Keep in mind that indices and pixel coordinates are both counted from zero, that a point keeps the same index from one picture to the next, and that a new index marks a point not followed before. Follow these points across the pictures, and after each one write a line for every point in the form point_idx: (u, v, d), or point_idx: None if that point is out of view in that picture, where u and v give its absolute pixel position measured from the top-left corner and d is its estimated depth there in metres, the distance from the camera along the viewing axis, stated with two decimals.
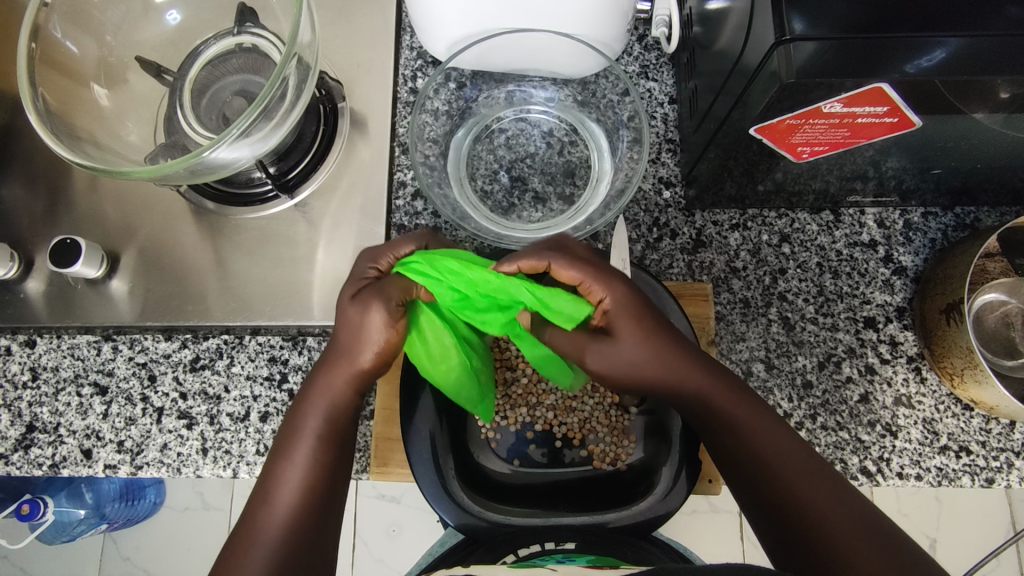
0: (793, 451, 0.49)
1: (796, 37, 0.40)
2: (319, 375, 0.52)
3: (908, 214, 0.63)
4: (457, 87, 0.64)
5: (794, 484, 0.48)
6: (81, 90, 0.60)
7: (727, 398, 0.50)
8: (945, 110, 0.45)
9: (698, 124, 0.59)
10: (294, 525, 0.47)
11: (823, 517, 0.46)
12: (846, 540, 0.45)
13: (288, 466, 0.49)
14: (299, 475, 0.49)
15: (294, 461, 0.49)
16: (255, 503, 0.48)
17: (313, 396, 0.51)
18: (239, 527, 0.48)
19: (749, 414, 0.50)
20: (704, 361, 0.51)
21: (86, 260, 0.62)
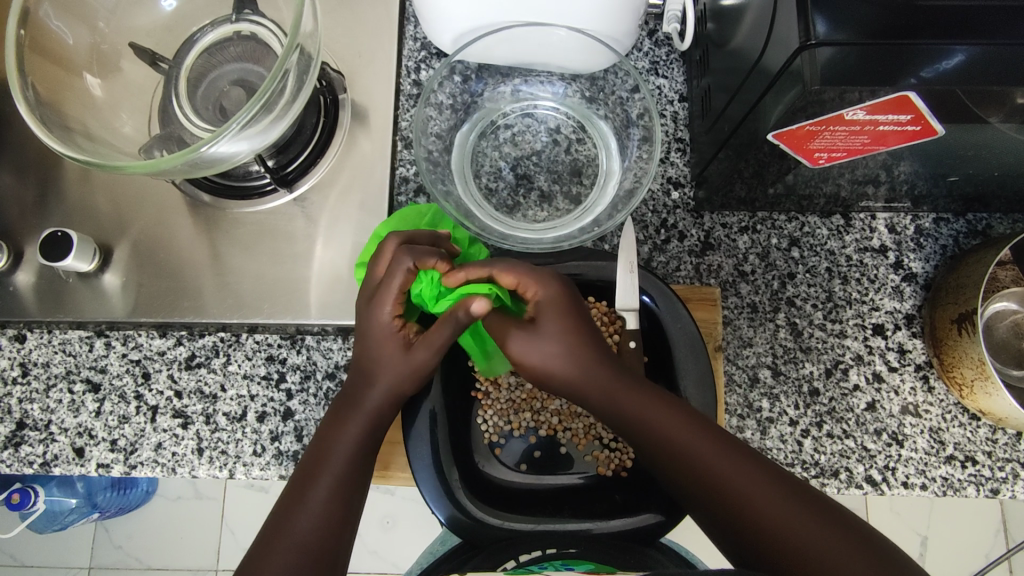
0: (724, 442, 0.46)
1: (820, 42, 0.38)
2: (371, 328, 0.52)
3: (920, 220, 0.62)
4: (462, 81, 0.62)
5: (719, 468, 0.45)
6: (72, 78, 0.58)
7: (629, 398, 0.49)
8: (964, 119, 0.44)
9: (710, 124, 0.58)
10: (351, 465, 0.49)
11: (751, 498, 0.43)
12: (790, 527, 0.41)
13: (352, 416, 0.51)
14: (361, 423, 0.51)
15: (357, 411, 0.51)
16: (316, 452, 0.50)
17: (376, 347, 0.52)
18: (300, 468, 0.50)
19: (672, 411, 0.48)
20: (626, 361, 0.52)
21: (78, 253, 0.60)
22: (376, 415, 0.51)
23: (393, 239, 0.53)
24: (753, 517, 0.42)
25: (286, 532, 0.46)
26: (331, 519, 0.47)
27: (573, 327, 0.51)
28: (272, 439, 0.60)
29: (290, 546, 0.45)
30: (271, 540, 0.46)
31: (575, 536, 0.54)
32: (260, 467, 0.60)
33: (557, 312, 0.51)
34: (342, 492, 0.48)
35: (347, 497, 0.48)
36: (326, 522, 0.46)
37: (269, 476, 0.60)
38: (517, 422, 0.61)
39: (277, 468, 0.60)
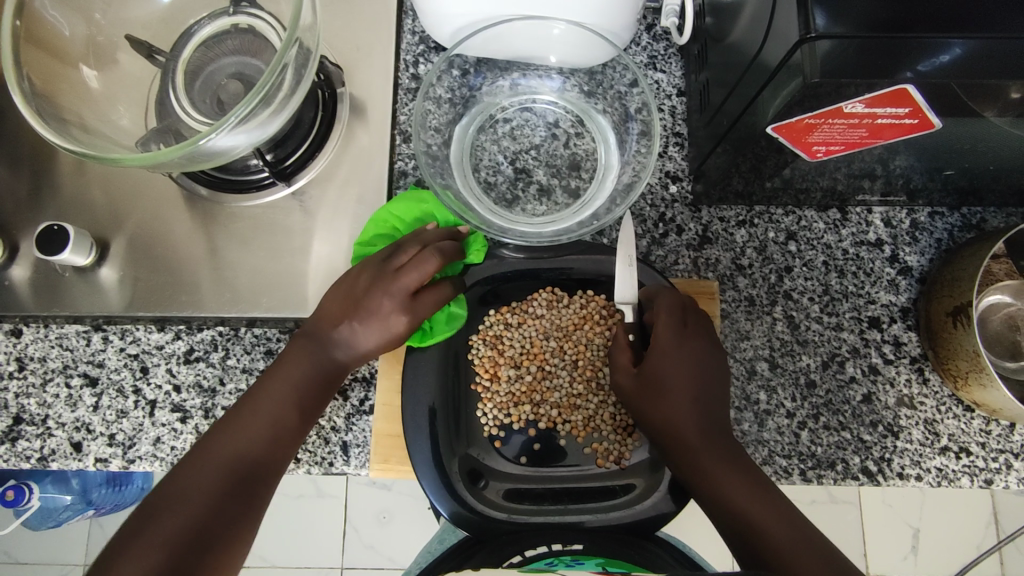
0: (751, 481, 0.49)
1: (819, 35, 0.39)
2: (370, 313, 0.54)
3: (915, 213, 0.62)
4: (461, 75, 0.62)
5: (768, 527, 0.47)
6: (68, 70, 0.58)
7: (705, 446, 0.50)
8: (960, 112, 0.44)
9: (708, 118, 0.58)
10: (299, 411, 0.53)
11: (796, 563, 0.45)
12: (806, 569, 0.44)
13: (310, 363, 0.54)
14: (317, 370, 0.54)
15: (317, 362, 0.55)
16: (264, 383, 0.54)
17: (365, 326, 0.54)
18: (249, 393, 0.54)
19: (716, 454, 0.50)
20: (699, 398, 0.52)
21: (75, 247, 0.60)
22: (331, 369, 0.55)
23: (417, 246, 0.56)
24: (771, 550, 0.46)
25: (224, 445, 0.50)
26: (271, 453, 0.51)
27: (703, 376, 0.53)
28: None
29: (217, 460, 0.49)
30: (195, 462, 0.49)
31: (577, 531, 0.54)
32: None
33: (681, 357, 0.53)
34: (278, 430, 0.52)
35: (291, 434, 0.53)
36: (267, 455, 0.51)
37: None
38: (517, 415, 0.62)
39: None
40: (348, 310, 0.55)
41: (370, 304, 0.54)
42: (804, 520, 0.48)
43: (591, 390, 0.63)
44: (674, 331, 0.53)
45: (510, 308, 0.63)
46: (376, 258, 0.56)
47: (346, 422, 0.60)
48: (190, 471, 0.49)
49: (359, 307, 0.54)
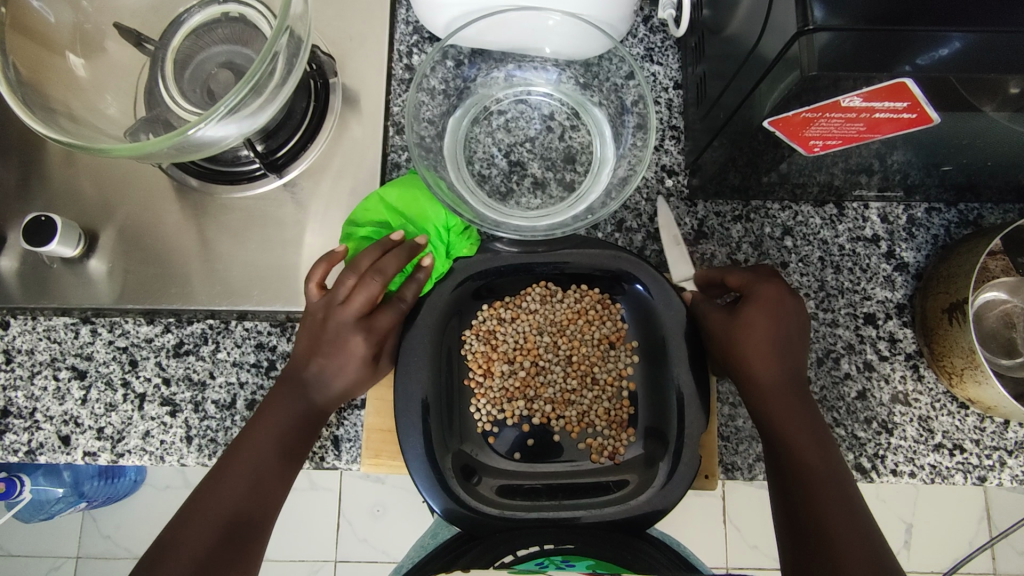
0: (823, 450, 0.51)
1: (818, 27, 0.38)
2: (343, 350, 0.54)
3: (912, 209, 0.62)
4: (455, 66, 0.61)
5: (819, 484, 0.49)
6: (55, 58, 0.57)
7: (785, 392, 0.52)
8: (959, 107, 0.44)
9: (705, 112, 0.57)
10: (279, 458, 0.52)
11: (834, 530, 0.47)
12: (840, 537, 0.47)
13: (291, 410, 0.54)
14: (295, 416, 0.54)
15: (301, 412, 0.54)
16: (254, 431, 0.53)
17: (346, 366, 0.55)
18: (234, 443, 0.52)
19: (790, 404, 0.52)
20: (785, 353, 0.53)
21: (63, 238, 0.59)
22: (312, 416, 0.55)
23: (367, 259, 0.54)
24: (821, 518, 0.48)
25: (207, 504, 0.49)
26: (252, 507, 0.50)
27: (799, 325, 0.53)
28: None
29: (213, 507, 0.49)
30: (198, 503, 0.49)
31: (571, 531, 0.53)
32: None
33: (771, 313, 0.52)
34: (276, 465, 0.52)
35: (273, 485, 0.51)
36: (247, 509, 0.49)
37: None
38: (509, 411, 0.62)
39: None
40: (325, 351, 0.54)
41: (341, 339, 0.54)
42: (855, 490, 0.49)
43: (585, 386, 0.63)
44: (768, 282, 0.54)
45: (504, 304, 0.63)
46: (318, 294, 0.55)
47: (338, 417, 0.60)
48: (176, 543, 0.47)
49: (335, 347, 0.54)
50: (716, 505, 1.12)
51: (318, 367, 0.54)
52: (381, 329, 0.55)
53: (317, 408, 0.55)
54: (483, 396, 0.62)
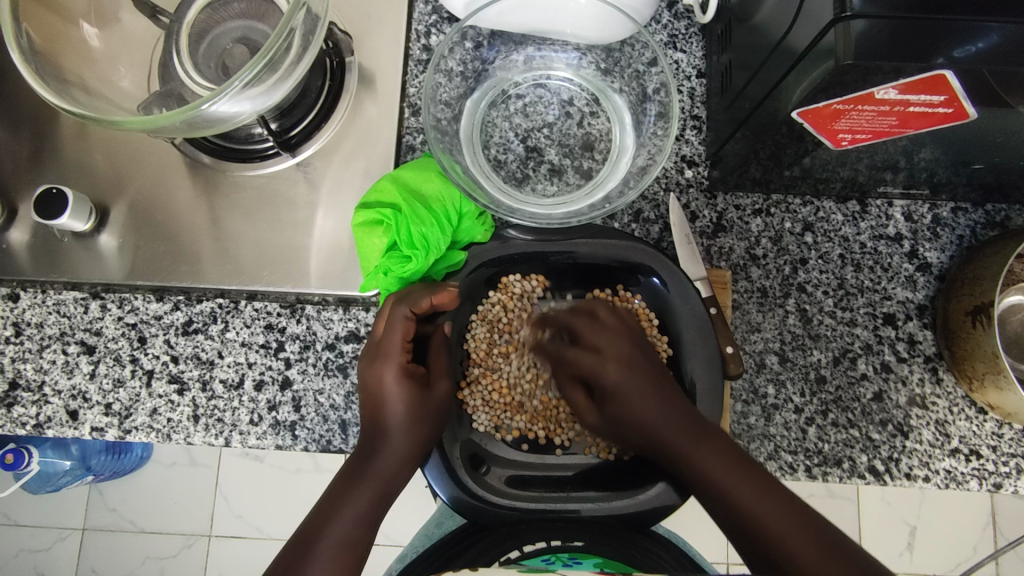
0: (754, 479, 0.49)
1: (855, 14, 0.36)
2: (384, 393, 0.53)
3: (937, 208, 0.60)
4: (474, 47, 0.60)
5: (748, 500, 0.48)
6: (69, 27, 0.56)
7: (671, 435, 0.51)
8: (996, 103, 0.42)
9: (729, 102, 0.56)
10: (358, 535, 0.50)
11: (787, 544, 0.46)
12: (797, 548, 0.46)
13: (358, 487, 0.51)
14: (387, 472, 0.52)
15: (365, 480, 0.52)
16: (309, 526, 0.49)
17: (387, 407, 0.53)
18: (295, 537, 0.49)
19: (707, 451, 0.50)
20: (653, 377, 0.52)
21: (74, 212, 0.59)
22: (394, 469, 0.52)
23: (400, 304, 0.53)
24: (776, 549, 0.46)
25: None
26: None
27: (651, 368, 0.53)
28: (269, 408, 0.59)
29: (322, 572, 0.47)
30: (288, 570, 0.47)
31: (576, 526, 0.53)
32: (256, 436, 0.59)
33: (625, 349, 0.53)
34: (345, 555, 0.49)
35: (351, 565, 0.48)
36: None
37: (266, 445, 0.59)
38: (514, 408, 0.61)
39: (274, 437, 0.59)
40: (376, 401, 0.53)
41: (370, 384, 0.53)
42: (812, 512, 0.48)
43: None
44: (602, 332, 0.53)
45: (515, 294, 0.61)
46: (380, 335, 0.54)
47: (346, 400, 0.59)
48: None
49: (375, 391, 0.53)
50: None
51: (370, 422, 0.53)
52: (404, 350, 0.54)
53: (396, 461, 0.52)
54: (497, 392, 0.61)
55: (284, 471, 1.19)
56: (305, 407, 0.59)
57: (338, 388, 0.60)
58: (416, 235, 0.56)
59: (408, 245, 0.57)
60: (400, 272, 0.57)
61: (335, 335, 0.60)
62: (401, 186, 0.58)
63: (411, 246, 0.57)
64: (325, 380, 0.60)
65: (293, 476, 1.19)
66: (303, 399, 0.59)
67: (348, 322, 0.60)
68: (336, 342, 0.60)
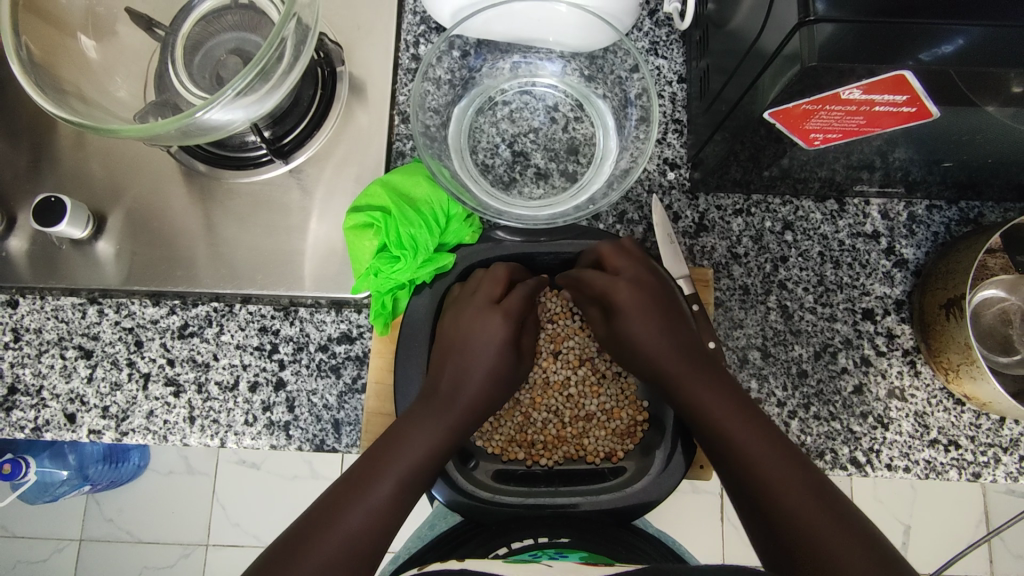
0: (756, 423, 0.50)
1: (819, 18, 0.38)
2: (483, 342, 0.55)
3: (913, 206, 0.62)
4: (461, 56, 0.61)
5: (755, 451, 0.49)
6: (66, 40, 0.58)
7: (690, 376, 0.53)
8: (959, 103, 0.44)
9: (707, 105, 0.58)
10: (421, 469, 0.51)
11: (777, 484, 0.47)
12: (799, 511, 0.45)
13: (424, 428, 0.52)
14: (458, 418, 0.54)
15: (439, 418, 0.53)
16: (367, 464, 0.51)
17: (472, 354, 0.55)
18: (361, 461, 0.51)
19: (713, 386, 0.52)
20: (670, 325, 0.55)
21: (71, 219, 0.60)
22: (457, 419, 0.54)
23: (502, 268, 0.56)
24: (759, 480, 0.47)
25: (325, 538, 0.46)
26: (381, 530, 0.48)
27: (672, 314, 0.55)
28: (264, 409, 0.61)
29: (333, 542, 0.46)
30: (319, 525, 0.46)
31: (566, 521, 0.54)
32: (251, 436, 0.60)
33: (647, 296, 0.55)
34: (402, 497, 0.50)
35: (394, 512, 0.49)
36: (376, 526, 0.48)
37: (261, 445, 0.60)
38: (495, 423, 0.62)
39: (269, 437, 0.60)
40: (457, 354, 0.55)
41: (466, 335, 0.56)
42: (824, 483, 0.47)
43: (582, 395, 0.63)
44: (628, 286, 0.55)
45: None
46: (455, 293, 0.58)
47: (338, 400, 0.61)
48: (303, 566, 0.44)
49: (464, 340, 0.56)
50: (713, 501, 1.13)
51: (452, 369, 0.55)
52: (514, 310, 0.56)
53: (466, 407, 0.54)
54: None
55: (280, 478, 1.20)
56: (299, 408, 0.61)
57: (331, 388, 0.61)
58: (404, 237, 0.58)
59: (395, 247, 0.58)
60: (387, 275, 0.58)
61: (328, 337, 0.61)
62: (390, 190, 0.59)
63: (399, 249, 0.58)
64: (318, 381, 0.61)
65: (290, 483, 1.20)
66: (297, 400, 0.60)
67: (340, 324, 0.62)
68: (329, 343, 0.61)
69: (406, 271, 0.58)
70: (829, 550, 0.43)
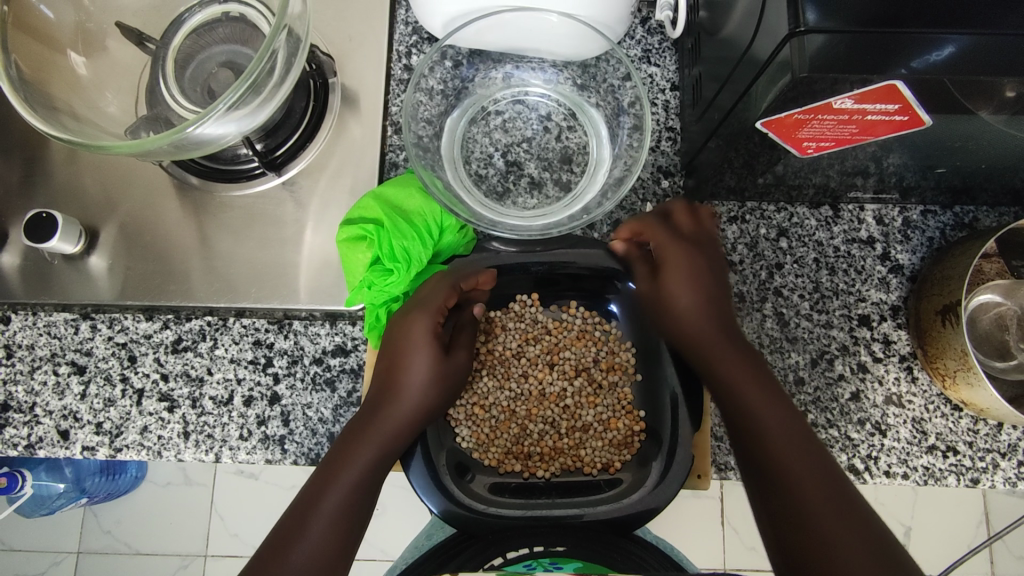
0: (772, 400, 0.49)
1: (809, 29, 0.38)
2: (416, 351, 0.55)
3: (907, 212, 0.62)
4: (454, 66, 0.62)
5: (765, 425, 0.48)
6: (56, 56, 0.58)
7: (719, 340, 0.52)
8: (951, 111, 0.44)
9: (700, 113, 0.58)
10: (363, 486, 0.51)
11: (783, 458, 0.47)
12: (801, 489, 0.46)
13: (365, 444, 0.52)
14: (397, 428, 0.53)
15: (375, 431, 0.52)
16: (319, 482, 0.50)
17: (412, 358, 0.55)
18: (305, 489, 0.50)
19: (731, 358, 0.51)
20: (702, 286, 0.53)
21: (63, 235, 0.60)
22: (400, 427, 0.53)
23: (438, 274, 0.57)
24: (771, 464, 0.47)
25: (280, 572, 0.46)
26: (328, 559, 0.48)
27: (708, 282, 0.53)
28: (258, 424, 0.60)
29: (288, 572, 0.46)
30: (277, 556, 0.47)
31: (562, 533, 0.54)
32: (246, 451, 0.60)
33: (692, 270, 0.53)
34: (349, 519, 0.49)
35: (344, 534, 0.49)
36: (333, 544, 0.48)
37: (256, 460, 0.60)
38: (492, 435, 0.62)
39: (264, 452, 0.60)
40: (392, 361, 0.55)
41: (405, 342, 0.55)
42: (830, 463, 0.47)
43: (579, 407, 0.63)
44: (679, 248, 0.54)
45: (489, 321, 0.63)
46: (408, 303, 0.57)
47: (333, 414, 0.60)
48: None
49: (404, 341, 0.55)
50: (713, 506, 1.12)
51: (391, 373, 0.54)
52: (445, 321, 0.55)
53: (405, 417, 0.53)
54: (474, 411, 0.62)
55: (278, 488, 1.19)
56: (294, 421, 0.60)
57: (326, 402, 0.61)
58: (397, 250, 0.58)
59: (389, 259, 0.58)
60: (381, 287, 0.58)
61: (322, 350, 0.61)
62: (384, 201, 0.59)
63: (393, 261, 0.58)
64: (313, 395, 0.61)
65: (288, 493, 1.19)
66: (292, 413, 0.60)
67: (335, 337, 0.61)
68: (324, 356, 0.61)
69: (400, 283, 0.59)
70: (827, 542, 0.43)
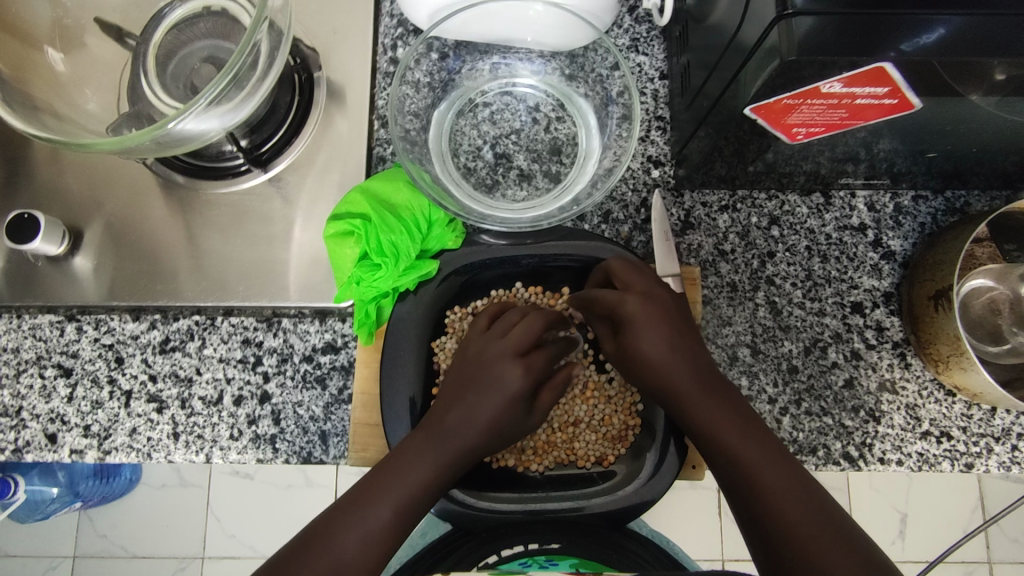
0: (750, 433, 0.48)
1: (796, 11, 0.38)
2: (498, 388, 0.51)
3: (899, 197, 0.62)
4: (439, 58, 0.61)
5: (759, 470, 0.46)
6: (34, 53, 0.57)
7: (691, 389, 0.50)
8: (940, 93, 0.43)
9: (689, 101, 0.57)
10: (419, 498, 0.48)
11: (777, 498, 0.45)
12: (799, 524, 0.43)
13: (422, 461, 0.49)
14: (452, 458, 0.50)
15: (437, 455, 0.50)
16: (361, 489, 0.48)
17: (488, 398, 0.51)
18: (358, 484, 0.48)
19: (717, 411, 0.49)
20: (680, 344, 0.51)
21: (46, 235, 0.59)
22: (452, 453, 0.50)
23: (539, 320, 0.55)
24: (762, 501, 0.45)
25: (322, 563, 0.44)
26: (377, 556, 0.46)
27: (680, 332, 0.52)
28: (249, 423, 0.60)
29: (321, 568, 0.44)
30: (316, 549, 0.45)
31: (558, 530, 0.54)
32: (237, 451, 0.60)
33: (658, 321, 0.52)
34: (395, 529, 0.47)
35: (392, 539, 0.46)
36: (370, 554, 0.45)
37: (247, 460, 0.59)
38: None
39: (255, 452, 0.59)
40: (477, 391, 0.52)
41: (489, 373, 0.52)
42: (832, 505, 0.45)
43: (573, 402, 0.63)
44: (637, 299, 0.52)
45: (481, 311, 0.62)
46: (478, 329, 0.57)
47: (325, 412, 0.60)
48: None
49: (485, 380, 0.52)
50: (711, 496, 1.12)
51: (459, 407, 0.51)
52: (537, 365, 0.53)
53: (464, 449, 0.51)
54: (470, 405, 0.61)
55: (274, 487, 1.19)
56: (285, 420, 0.60)
57: (317, 400, 0.60)
58: (383, 245, 0.57)
59: (376, 254, 0.57)
60: (369, 283, 0.57)
61: (313, 348, 0.60)
62: (370, 196, 0.59)
63: (378, 256, 0.57)
64: (304, 393, 0.60)
65: (284, 492, 1.19)
66: (283, 412, 0.60)
67: (325, 334, 0.61)
68: (314, 354, 0.60)
69: (386, 280, 0.57)
70: None
